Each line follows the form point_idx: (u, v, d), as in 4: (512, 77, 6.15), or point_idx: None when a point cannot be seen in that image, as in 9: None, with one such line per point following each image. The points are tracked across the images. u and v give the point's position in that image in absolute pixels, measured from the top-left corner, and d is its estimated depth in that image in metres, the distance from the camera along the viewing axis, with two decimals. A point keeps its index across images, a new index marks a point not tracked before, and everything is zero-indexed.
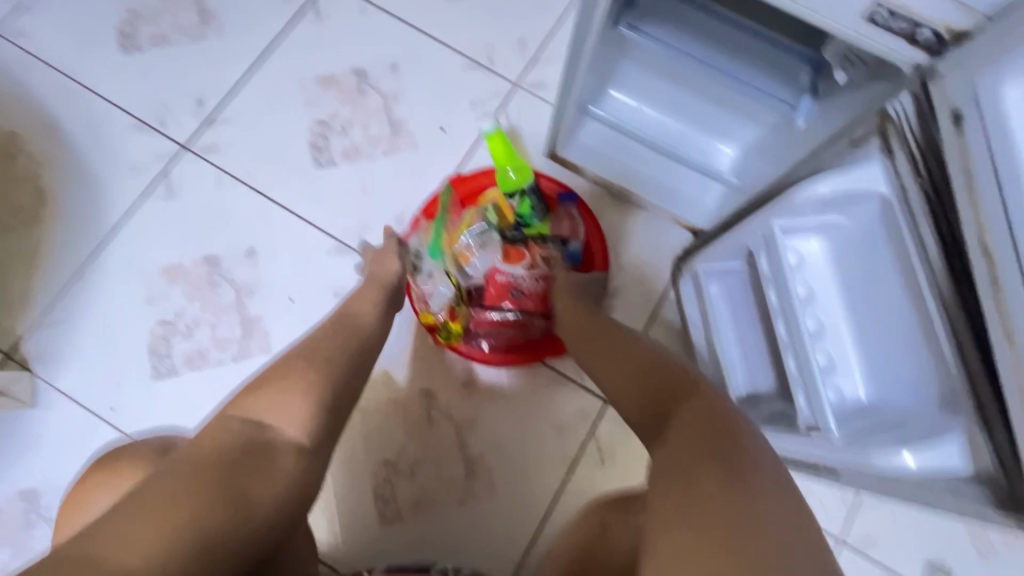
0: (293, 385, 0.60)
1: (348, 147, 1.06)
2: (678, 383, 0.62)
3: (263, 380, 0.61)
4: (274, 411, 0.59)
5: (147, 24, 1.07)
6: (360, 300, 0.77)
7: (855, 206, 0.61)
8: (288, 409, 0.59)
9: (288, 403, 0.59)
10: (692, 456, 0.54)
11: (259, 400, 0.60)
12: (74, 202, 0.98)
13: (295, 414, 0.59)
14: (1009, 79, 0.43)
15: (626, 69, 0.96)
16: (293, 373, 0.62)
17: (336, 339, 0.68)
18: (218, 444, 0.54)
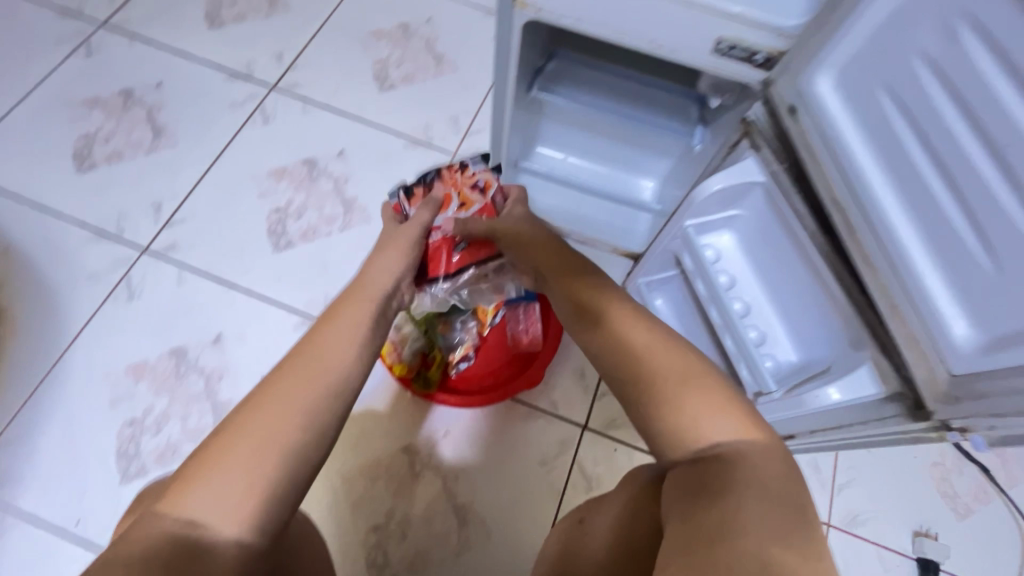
0: (236, 458, 0.48)
1: (304, 229, 1.12)
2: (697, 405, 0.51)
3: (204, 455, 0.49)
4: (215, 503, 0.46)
5: (103, 145, 1.16)
6: (334, 333, 0.59)
7: (744, 198, 0.65)
8: (227, 498, 0.46)
9: (230, 490, 0.47)
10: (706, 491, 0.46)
11: (194, 498, 0.46)
12: (34, 316, 1.01)
13: (238, 510, 0.46)
14: (819, 75, 0.54)
15: (548, 128, 1.07)
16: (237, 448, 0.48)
17: (293, 395, 0.52)
18: (148, 542, 0.44)
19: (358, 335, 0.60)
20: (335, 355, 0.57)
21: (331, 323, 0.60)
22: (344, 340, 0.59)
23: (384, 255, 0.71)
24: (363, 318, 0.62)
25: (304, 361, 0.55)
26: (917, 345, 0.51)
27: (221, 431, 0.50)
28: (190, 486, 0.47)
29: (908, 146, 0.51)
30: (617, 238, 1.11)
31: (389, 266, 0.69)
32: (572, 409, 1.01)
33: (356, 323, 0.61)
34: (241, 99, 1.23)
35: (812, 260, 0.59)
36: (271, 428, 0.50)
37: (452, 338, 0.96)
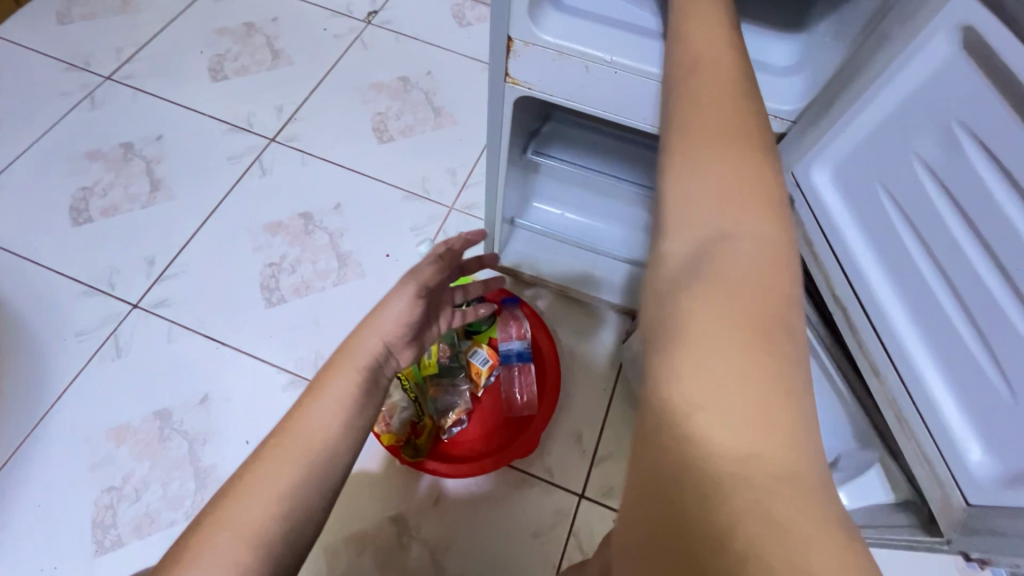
0: (218, 552, 0.45)
1: (298, 284, 1.11)
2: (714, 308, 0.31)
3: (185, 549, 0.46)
4: None
5: (99, 198, 1.17)
6: (329, 397, 0.55)
7: None
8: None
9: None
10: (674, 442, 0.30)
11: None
12: (18, 375, 0.99)
13: None
14: (816, 167, 0.57)
15: (544, 185, 1.08)
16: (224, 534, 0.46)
17: (283, 471, 0.49)
18: None
19: (350, 407, 0.55)
20: (316, 430, 0.52)
21: (324, 386, 0.56)
22: (342, 402, 0.55)
23: (383, 312, 0.63)
24: (352, 390, 0.56)
25: (301, 432, 0.52)
26: (919, 451, 0.52)
27: (214, 509, 0.48)
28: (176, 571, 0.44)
29: (912, 250, 0.52)
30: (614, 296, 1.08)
31: (379, 327, 0.62)
32: (569, 475, 0.97)
33: (345, 394, 0.55)
34: (241, 152, 1.24)
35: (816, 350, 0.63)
36: (259, 509, 0.47)
37: (442, 402, 0.96)
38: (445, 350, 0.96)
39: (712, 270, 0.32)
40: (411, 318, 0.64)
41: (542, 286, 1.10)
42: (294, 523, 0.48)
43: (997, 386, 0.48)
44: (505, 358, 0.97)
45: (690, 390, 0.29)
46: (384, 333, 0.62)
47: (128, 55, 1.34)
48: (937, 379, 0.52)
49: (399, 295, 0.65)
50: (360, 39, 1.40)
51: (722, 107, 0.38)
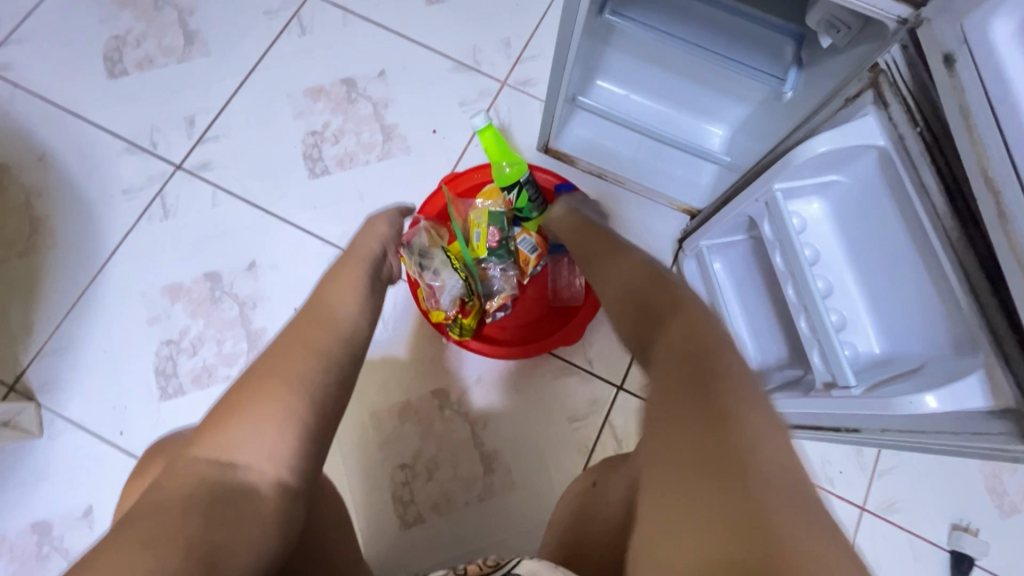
0: (268, 400, 0.48)
1: (341, 155, 1.06)
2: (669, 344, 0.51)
3: (232, 400, 0.49)
4: (250, 444, 0.46)
5: (133, 49, 1.09)
6: (340, 285, 0.62)
7: (856, 159, 0.55)
8: (267, 437, 0.46)
9: (261, 428, 0.47)
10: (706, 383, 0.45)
11: (229, 434, 0.46)
12: (71, 229, 1.00)
13: (270, 448, 0.46)
14: (999, 11, 0.40)
15: (611, 58, 0.94)
16: (265, 389, 0.48)
17: (313, 335, 0.54)
18: (187, 481, 0.44)
19: (359, 287, 0.63)
20: (337, 307, 0.59)
21: (336, 277, 0.64)
22: (353, 286, 0.63)
23: (369, 231, 0.72)
24: (359, 276, 0.64)
25: (321, 307, 0.59)
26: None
27: (250, 373, 0.51)
28: (222, 424, 0.47)
29: None
30: (676, 191, 1.02)
31: (367, 244, 0.70)
32: (610, 368, 0.97)
33: (354, 278, 0.64)
34: (278, 5, 1.13)
35: (939, 259, 0.48)
36: (298, 365, 0.51)
37: (490, 286, 0.94)
38: (494, 235, 0.91)
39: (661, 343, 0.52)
40: (392, 226, 0.74)
41: (599, 176, 1.05)
42: (332, 375, 0.52)
43: None
44: (554, 248, 0.95)
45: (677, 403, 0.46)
46: (380, 237, 0.71)
47: None
48: None
49: (375, 223, 0.73)
50: None
51: (598, 245, 0.74)
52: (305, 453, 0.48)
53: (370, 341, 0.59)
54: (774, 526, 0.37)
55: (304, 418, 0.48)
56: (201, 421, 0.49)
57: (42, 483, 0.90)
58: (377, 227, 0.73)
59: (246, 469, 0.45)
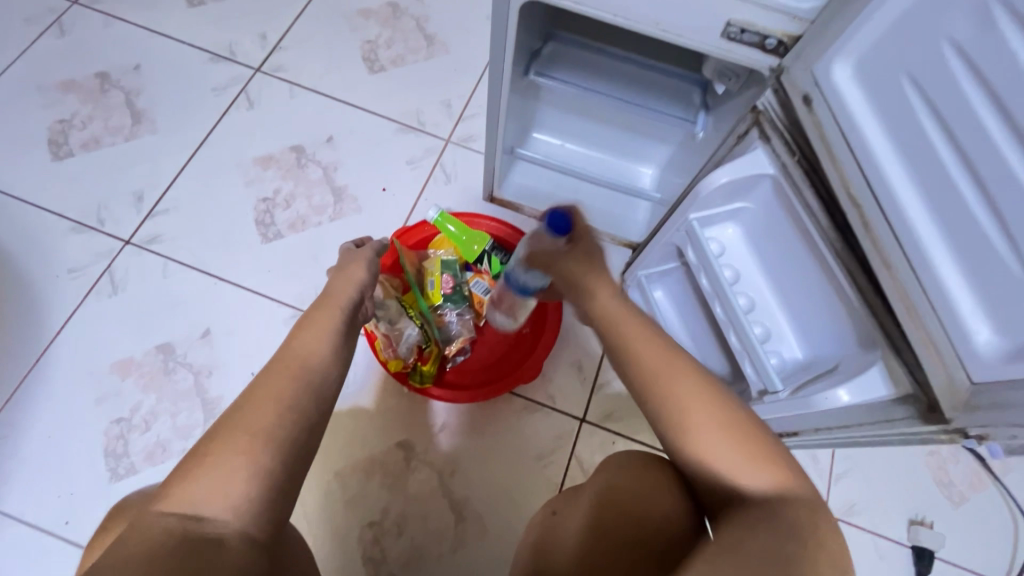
0: (233, 449, 0.49)
1: (293, 218, 1.08)
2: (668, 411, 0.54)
3: (198, 454, 0.50)
4: (216, 491, 0.47)
5: (78, 131, 1.11)
6: (312, 330, 0.63)
7: (753, 189, 0.63)
8: (230, 482, 0.48)
9: (227, 475, 0.48)
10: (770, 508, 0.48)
11: (195, 486, 0.47)
12: (12, 313, 0.98)
13: (236, 492, 0.48)
14: (839, 60, 0.52)
15: (545, 113, 1.04)
16: (232, 438, 0.50)
17: (281, 382, 0.56)
18: (152, 537, 0.44)
19: (333, 333, 0.64)
20: (313, 352, 0.61)
21: (309, 322, 0.64)
22: (324, 331, 0.64)
23: (344, 273, 0.73)
24: (331, 321, 0.65)
25: (291, 354, 0.60)
26: (924, 334, 0.50)
27: (223, 423, 0.52)
28: (187, 478, 0.48)
29: (929, 126, 0.48)
30: (615, 226, 1.08)
31: (346, 286, 0.71)
32: (570, 402, 0.99)
33: (328, 324, 0.65)
34: (224, 82, 1.18)
35: (828, 262, 0.57)
36: (265, 412, 0.52)
37: (448, 331, 0.96)
38: (448, 281, 0.96)
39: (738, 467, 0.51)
40: (369, 271, 0.74)
41: None
42: (298, 420, 0.54)
43: (1009, 264, 0.44)
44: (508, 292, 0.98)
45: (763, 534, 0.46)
46: (356, 284, 0.71)
47: None
48: (950, 264, 0.48)
49: (349, 266, 0.74)
50: None
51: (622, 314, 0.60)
52: (265, 502, 0.49)
53: (338, 385, 0.61)
54: None
55: (268, 467, 0.50)
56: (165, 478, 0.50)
57: None
58: (353, 271, 0.73)
59: (211, 519, 0.46)
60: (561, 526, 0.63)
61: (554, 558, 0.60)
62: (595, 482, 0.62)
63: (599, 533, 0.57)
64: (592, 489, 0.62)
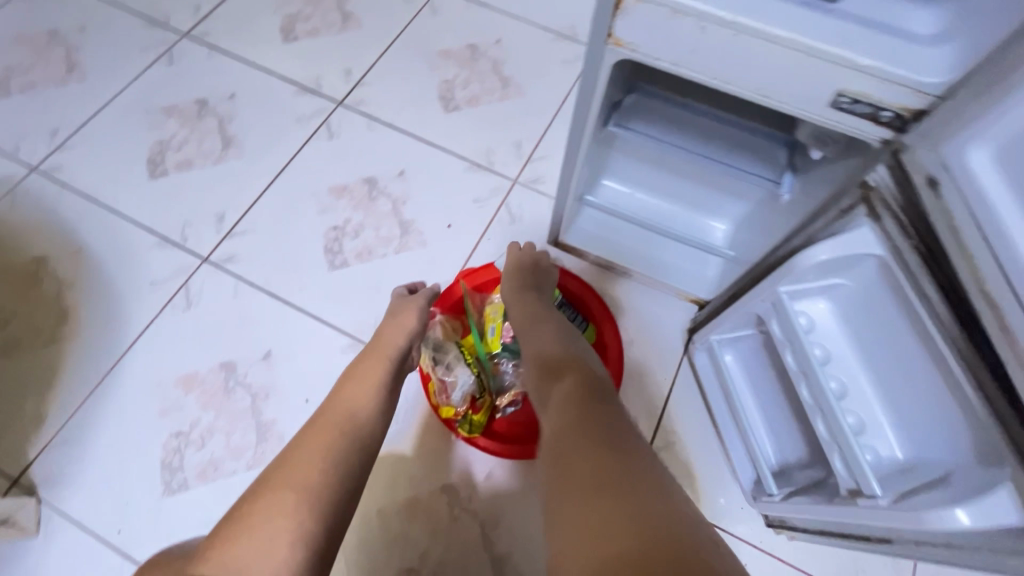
0: (280, 514, 0.48)
1: (360, 248, 1.11)
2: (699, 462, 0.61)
3: (243, 514, 0.49)
4: (258, 560, 0.45)
5: (174, 152, 1.19)
6: (357, 383, 0.63)
7: (855, 266, 0.58)
8: (272, 547, 0.46)
9: (274, 539, 0.46)
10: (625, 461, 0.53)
11: (236, 550, 0.46)
12: (96, 318, 1.03)
13: (278, 560, 0.45)
14: (973, 143, 0.46)
15: (617, 162, 1.01)
16: (278, 499, 0.49)
17: (325, 439, 0.55)
18: None
19: (381, 388, 0.63)
20: (358, 408, 0.60)
21: (359, 373, 0.65)
22: (370, 384, 0.64)
23: (394, 320, 0.74)
24: (381, 373, 0.65)
25: (336, 408, 0.60)
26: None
27: (267, 482, 0.51)
28: (230, 541, 0.47)
29: None
30: (682, 280, 1.04)
31: (393, 335, 0.71)
32: None
33: (376, 376, 0.65)
34: (309, 114, 1.24)
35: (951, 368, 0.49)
36: (310, 474, 0.51)
37: (502, 381, 0.94)
38: (509, 330, 0.93)
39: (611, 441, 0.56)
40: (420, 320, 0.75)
41: (607, 269, 1.08)
42: (343, 480, 0.52)
43: None
44: None
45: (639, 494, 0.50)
46: (407, 333, 0.72)
47: (205, 12, 1.35)
48: None
49: (398, 315, 0.75)
50: (430, 3, 1.36)
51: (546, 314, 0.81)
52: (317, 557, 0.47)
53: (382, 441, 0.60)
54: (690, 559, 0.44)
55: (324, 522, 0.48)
56: (208, 537, 0.49)
57: None
58: (403, 319, 0.74)
59: None
60: None
61: None
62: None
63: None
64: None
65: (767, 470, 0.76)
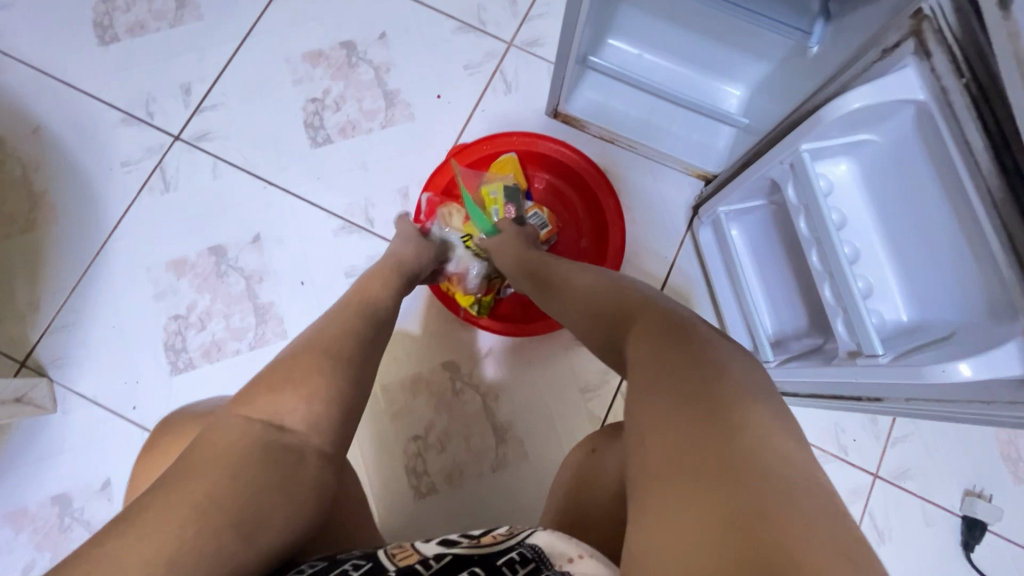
0: (317, 379, 0.50)
1: (343, 123, 1.02)
2: (641, 336, 0.51)
3: (281, 373, 0.50)
4: (299, 410, 0.48)
5: (123, 13, 1.05)
6: (373, 281, 0.69)
7: (890, 116, 0.53)
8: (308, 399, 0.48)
9: (318, 401, 0.48)
10: (735, 419, 0.42)
11: (280, 399, 0.48)
12: (71, 204, 0.98)
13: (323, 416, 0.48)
14: None
15: (626, 17, 0.89)
16: (315, 363, 0.51)
17: (345, 318, 0.59)
18: (238, 441, 0.44)
19: (391, 282, 0.69)
20: (376, 298, 0.65)
21: (371, 276, 0.70)
22: (382, 282, 0.69)
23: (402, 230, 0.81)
24: (392, 277, 0.70)
25: (356, 299, 0.64)
26: None
27: (301, 349, 0.53)
28: (270, 392, 0.48)
29: None
30: (688, 154, 0.98)
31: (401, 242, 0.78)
32: None
33: (388, 277, 0.70)
34: None
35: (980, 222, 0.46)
36: (340, 342, 0.55)
37: None
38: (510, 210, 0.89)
39: (719, 409, 0.42)
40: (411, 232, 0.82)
41: (610, 142, 1.01)
42: None
43: None
44: None
45: (747, 447, 0.40)
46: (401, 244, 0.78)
47: None
48: None
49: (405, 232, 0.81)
50: None
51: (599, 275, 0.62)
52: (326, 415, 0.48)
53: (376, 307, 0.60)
54: (787, 533, 0.34)
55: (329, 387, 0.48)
56: (244, 387, 0.50)
57: (58, 458, 0.91)
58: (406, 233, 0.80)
59: (295, 431, 0.47)
60: (600, 467, 0.56)
61: (593, 496, 0.55)
62: None
63: None
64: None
65: (764, 339, 0.77)
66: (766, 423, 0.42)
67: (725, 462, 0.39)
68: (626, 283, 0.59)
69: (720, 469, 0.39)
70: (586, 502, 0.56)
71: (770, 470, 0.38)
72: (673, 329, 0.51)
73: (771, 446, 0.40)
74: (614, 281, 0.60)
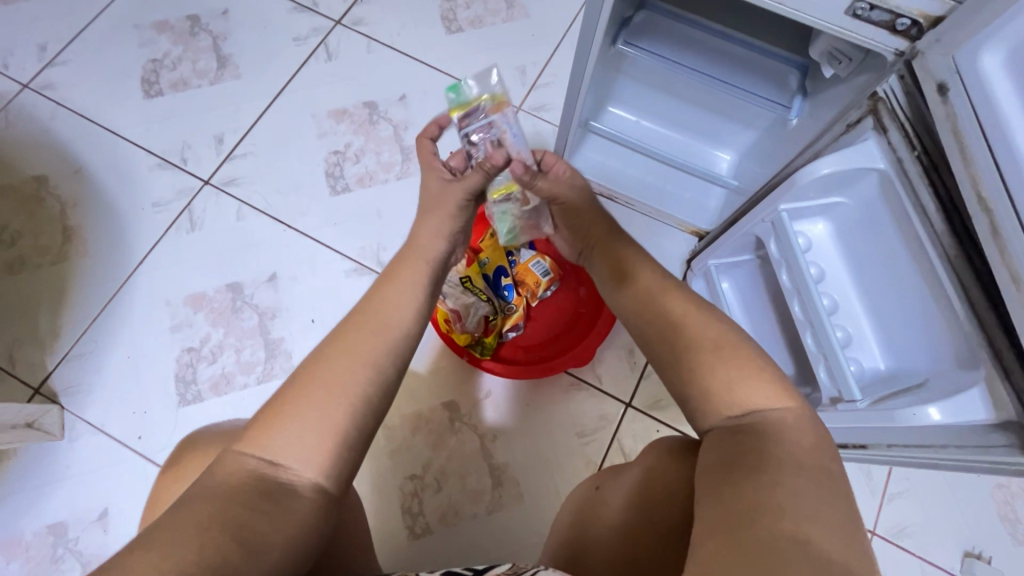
0: (312, 406, 0.51)
1: (361, 174, 1.10)
2: (706, 369, 0.54)
3: (279, 403, 0.52)
4: (293, 444, 0.50)
5: (168, 71, 1.16)
6: (393, 284, 0.65)
7: (856, 183, 0.59)
8: (314, 445, 0.50)
9: (309, 434, 0.50)
10: (786, 467, 0.45)
11: (276, 435, 0.50)
12: (101, 239, 1.04)
13: (317, 454, 0.50)
14: (987, 47, 0.44)
15: (625, 87, 0.98)
16: (314, 391, 0.53)
17: (364, 337, 0.58)
18: (233, 478, 0.47)
19: (416, 291, 0.66)
20: (393, 311, 0.62)
21: (395, 276, 0.66)
22: (406, 288, 0.65)
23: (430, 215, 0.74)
24: (415, 283, 0.67)
25: (374, 311, 0.62)
26: None
27: (309, 370, 0.54)
28: (268, 427, 0.50)
29: None
30: (682, 211, 1.05)
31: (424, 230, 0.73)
32: (619, 385, 0.98)
33: (411, 281, 0.66)
34: (306, 33, 1.19)
35: (938, 275, 0.52)
36: (348, 370, 0.55)
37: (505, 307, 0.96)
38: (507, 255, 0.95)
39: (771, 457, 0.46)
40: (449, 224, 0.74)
41: (608, 199, 1.08)
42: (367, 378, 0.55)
43: None
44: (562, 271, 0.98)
45: (792, 493, 0.43)
46: (425, 238, 0.72)
47: None
48: None
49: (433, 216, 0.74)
50: None
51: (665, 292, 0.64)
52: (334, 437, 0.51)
53: None
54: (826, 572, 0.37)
55: (340, 412, 0.52)
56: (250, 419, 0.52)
57: (58, 486, 0.92)
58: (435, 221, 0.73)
59: (288, 469, 0.49)
60: (604, 503, 0.58)
61: (591, 533, 0.57)
62: (644, 463, 0.57)
63: (648, 521, 0.53)
64: (644, 470, 0.56)
65: None
66: (815, 471, 0.45)
67: (767, 504, 0.42)
68: (703, 307, 0.61)
69: (763, 508, 0.42)
70: (584, 539, 0.57)
71: (814, 514, 0.41)
72: (746, 368, 0.53)
73: (817, 494, 0.43)
74: (692, 302, 0.61)
